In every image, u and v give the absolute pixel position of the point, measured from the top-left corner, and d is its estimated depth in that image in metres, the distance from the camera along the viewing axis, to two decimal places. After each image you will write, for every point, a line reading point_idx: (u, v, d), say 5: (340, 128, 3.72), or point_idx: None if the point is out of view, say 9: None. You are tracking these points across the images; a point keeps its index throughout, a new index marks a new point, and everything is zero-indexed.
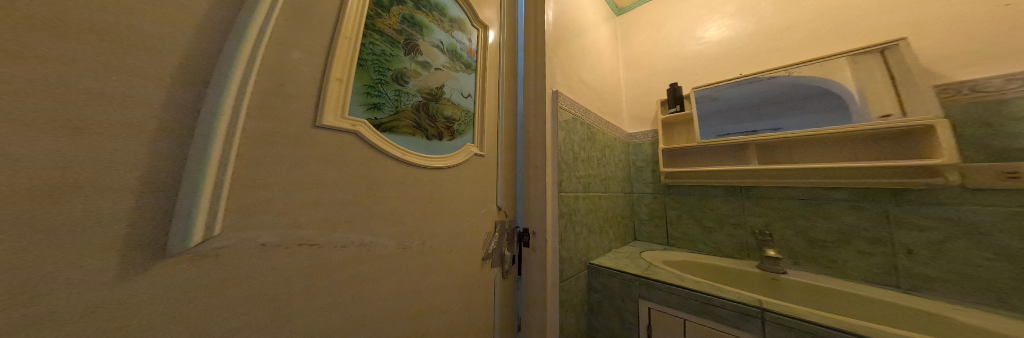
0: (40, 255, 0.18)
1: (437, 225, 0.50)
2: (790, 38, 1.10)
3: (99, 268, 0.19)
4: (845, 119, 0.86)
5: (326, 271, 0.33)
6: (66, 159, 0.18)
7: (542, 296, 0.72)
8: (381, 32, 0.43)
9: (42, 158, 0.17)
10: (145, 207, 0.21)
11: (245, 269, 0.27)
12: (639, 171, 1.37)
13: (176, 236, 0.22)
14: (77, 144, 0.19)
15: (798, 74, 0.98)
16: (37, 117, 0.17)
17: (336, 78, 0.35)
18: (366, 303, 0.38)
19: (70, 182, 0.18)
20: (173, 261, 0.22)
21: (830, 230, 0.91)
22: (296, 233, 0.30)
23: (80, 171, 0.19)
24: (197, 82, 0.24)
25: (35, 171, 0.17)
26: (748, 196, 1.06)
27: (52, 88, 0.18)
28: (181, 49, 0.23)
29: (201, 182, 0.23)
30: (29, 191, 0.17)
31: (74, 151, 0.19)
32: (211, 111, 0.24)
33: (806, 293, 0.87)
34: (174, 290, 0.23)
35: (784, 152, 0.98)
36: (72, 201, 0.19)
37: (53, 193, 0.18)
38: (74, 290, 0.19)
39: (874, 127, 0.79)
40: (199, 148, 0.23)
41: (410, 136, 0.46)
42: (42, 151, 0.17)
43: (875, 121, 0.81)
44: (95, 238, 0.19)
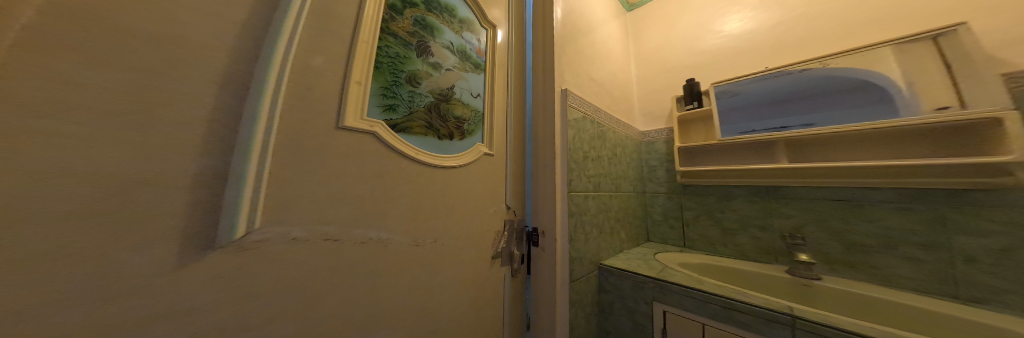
0: (115, 244, 0.20)
1: (448, 222, 0.51)
2: (821, 28, 1.03)
3: (159, 257, 0.21)
4: (890, 113, 0.79)
5: (348, 265, 0.35)
6: (136, 158, 0.20)
7: (552, 295, 0.72)
8: (395, 35, 0.45)
9: (114, 157, 0.20)
10: (198, 203, 0.23)
11: (279, 262, 0.29)
12: (653, 170, 1.33)
13: (222, 229, 0.24)
14: (143, 145, 0.21)
15: (833, 66, 0.91)
16: (111, 120, 0.20)
17: (355, 81, 0.37)
18: (383, 296, 0.40)
19: (137, 179, 0.20)
20: (218, 252, 0.24)
21: (874, 234, 0.83)
22: (321, 228, 0.32)
23: (147, 170, 0.21)
24: (239, 87, 0.25)
25: (111, 169, 0.19)
26: (777, 197, 1.00)
27: (124, 95, 0.20)
28: (224, 57, 0.25)
29: (243, 179, 0.25)
30: (107, 187, 0.19)
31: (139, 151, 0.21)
32: (251, 114, 0.26)
33: (849, 304, 0.81)
34: (220, 279, 0.24)
35: (819, 150, 0.91)
36: (140, 197, 0.21)
37: (127, 189, 0.20)
38: (140, 276, 0.21)
39: (928, 121, 0.71)
40: (241, 148, 0.25)
41: (423, 136, 0.48)
42: (116, 151, 0.20)
43: (928, 114, 0.73)
44: (155, 230, 0.21)
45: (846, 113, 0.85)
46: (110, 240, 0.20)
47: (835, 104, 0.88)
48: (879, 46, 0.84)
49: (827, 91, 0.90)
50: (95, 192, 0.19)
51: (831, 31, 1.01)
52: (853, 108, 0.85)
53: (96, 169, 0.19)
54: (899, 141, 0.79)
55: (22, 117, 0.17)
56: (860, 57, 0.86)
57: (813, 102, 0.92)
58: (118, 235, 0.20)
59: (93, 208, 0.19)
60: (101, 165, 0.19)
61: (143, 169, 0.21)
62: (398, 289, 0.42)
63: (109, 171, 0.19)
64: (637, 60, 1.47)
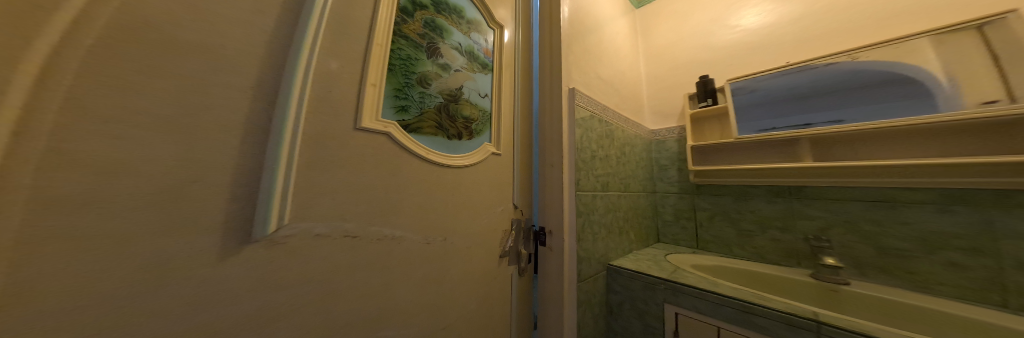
0: (164, 238, 0.21)
1: (458, 221, 0.53)
2: (846, 21, 0.99)
3: (203, 250, 0.23)
4: (927, 109, 0.74)
5: (365, 260, 0.37)
6: (184, 159, 0.22)
7: (559, 295, 0.72)
8: (406, 37, 0.47)
9: (169, 156, 0.21)
10: (236, 199, 0.25)
11: (305, 256, 0.31)
12: (663, 170, 1.31)
13: (257, 225, 0.26)
14: (191, 146, 0.23)
15: (862, 59, 0.86)
16: (164, 124, 0.21)
17: (371, 84, 0.39)
18: (396, 291, 0.41)
19: (188, 178, 0.22)
20: (254, 246, 0.26)
21: (910, 237, 0.78)
22: (342, 225, 0.34)
23: (195, 169, 0.23)
24: (269, 92, 0.27)
25: (167, 168, 0.21)
26: (799, 198, 0.95)
27: (173, 101, 0.22)
28: (257, 64, 0.27)
29: (275, 177, 0.27)
30: (160, 185, 0.21)
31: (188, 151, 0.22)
32: (282, 117, 0.28)
33: (879, 309, 0.76)
34: (255, 271, 0.27)
35: (847, 148, 0.86)
36: (188, 195, 0.22)
37: (177, 187, 0.22)
38: (187, 267, 0.23)
39: (971, 116, 0.66)
40: (273, 149, 0.27)
41: (433, 136, 0.49)
42: (167, 153, 0.21)
43: (971, 109, 0.69)
44: (201, 224, 0.23)
45: (876, 109, 0.81)
46: (164, 233, 0.21)
47: (864, 99, 0.83)
48: (916, 36, 0.79)
49: (855, 86, 0.86)
50: (153, 188, 0.21)
51: (858, 24, 0.97)
52: (885, 103, 0.80)
53: (154, 167, 0.21)
54: (938, 139, 0.74)
55: (95, 121, 0.18)
56: (893, 49, 0.81)
57: (839, 98, 0.88)
58: (171, 228, 0.22)
59: (153, 203, 0.21)
60: (158, 165, 0.21)
61: (193, 168, 0.23)
62: (411, 285, 0.44)
63: (164, 170, 0.21)
64: (647, 57, 1.44)
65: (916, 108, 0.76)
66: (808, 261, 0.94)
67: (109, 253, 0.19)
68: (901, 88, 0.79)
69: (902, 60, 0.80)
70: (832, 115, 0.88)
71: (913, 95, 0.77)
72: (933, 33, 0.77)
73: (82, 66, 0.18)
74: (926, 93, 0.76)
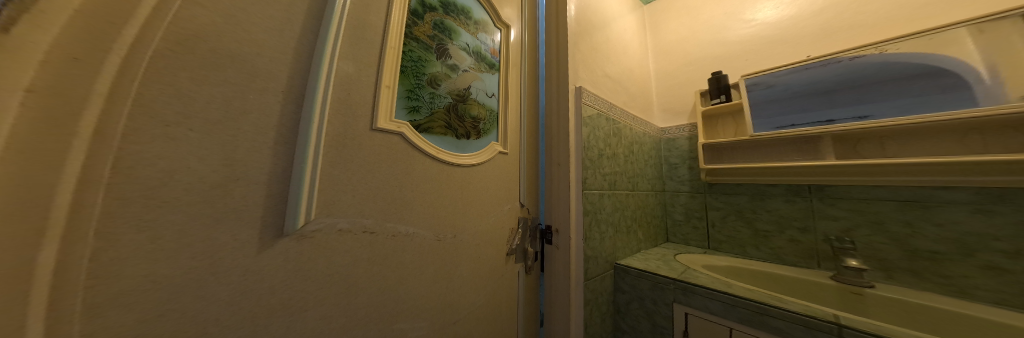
0: (211, 230, 0.24)
1: (467, 218, 0.55)
2: (871, 12, 0.95)
3: (246, 241, 0.26)
4: (963, 101, 0.70)
5: (382, 254, 0.40)
6: (230, 159, 0.25)
7: (566, 293, 0.73)
8: (417, 39, 0.49)
9: (218, 156, 0.24)
10: (272, 196, 0.28)
11: (329, 249, 0.33)
12: (673, 168, 1.29)
13: (288, 219, 0.28)
14: (235, 147, 0.25)
15: (889, 52, 0.82)
16: (213, 127, 0.24)
17: (385, 86, 0.42)
18: (410, 286, 0.44)
19: (231, 176, 0.25)
20: (287, 238, 0.29)
21: (942, 239, 0.74)
22: (361, 221, 0.37)
23: (238, 168, 0.25)
24: (297, 96, 0.30)
25: (215, 167, 0.24)
26: (822, 197, 0.92)
27: (219, 105, 0.24)
28: (285, 71, 0.29)
29: (303, 175, 0.29)
30: (209, 182, 0.23)
31: (232, 152, 0.25)
32: (309, 119, 0.30)
33: (903, 310, 0.73)
34: (289, 262, 0.29)
35: (874, 145, 0.82)
36: (232, 191, 0.25)
37: (223, 184, 0.24)
38: (235, 256, 0.25)
39: (1011, 109, 0.62)
40: (301, 149, 0.29)
41: (442, 136, 0.51)
42: (215, 152, 0.24)
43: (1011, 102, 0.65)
44: (243, 218, 0.26)
45: (903, 103, 0.78)
46: (214, 225, 0.24)
47: (891, 94, 0.80)
48: (949, 27, 0.76)
49: (884, 79, 0.82)
50: (205, 184, 0.23)
51: (883, 15, 0.93)
52: (919, 97, 0.76)
53: (203, 166, 0.23)
54: (980, 134, 0.70)
55: (156, 125, 0.21)
56: (926, 41, 0.78)
57: (866, 92, 0.84)
58: (219, 221, 0.24)
59: (205, 198, 0.23)
60: (208, 164, 0.23)
61: (236, 166, 0.25)
62: (423, 279, 0.46)
63: (212, 169, 0.24)
64: (657, 54, 1.42)
65: (951, 102, 0.72)
66: (828, 263, 0.91)
67: (168, 242, 0.22)
68: (931, 82, 0.76)
69: (934, 52, 0.77)
70: (856, 110, 0.85)
71: (947, 88, 0.74)
72: (968, 23, 0.73)
73: (145, 76, 0.20)
74: (960, 86, 0.72)
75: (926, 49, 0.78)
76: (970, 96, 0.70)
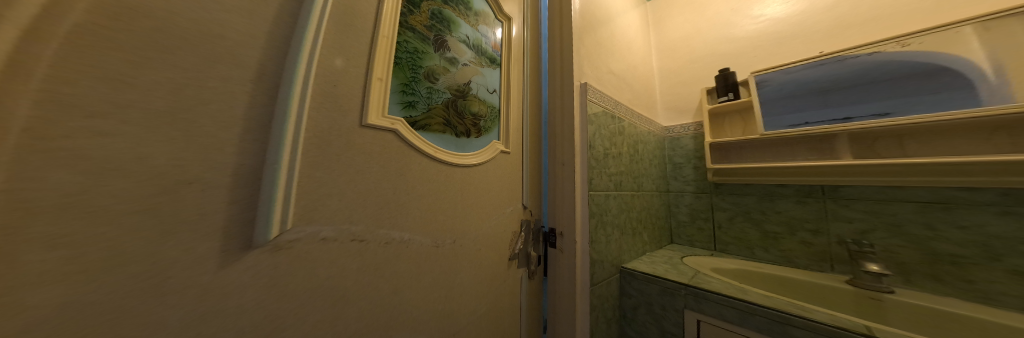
0: (152, 245, 0.20)
1: (466, 222, 0.51)
2: (887, 7, 0.92)
3: (203, 255, 0.22)
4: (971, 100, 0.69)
5: (374, 264, 0.36)
6: (179, 158, 0.21)
7: (571, 298, 0.69)
8: (413, 29, 0.45)
9: (165, 156, 0.20)
10: (236, 202, 0.24)
11: (310, 261, 0.29)
12: (677, 168, 1.25)
13: (259, 229, 0.25)
14: (188, 145, 0.21)
15: (896, 50, 0.80)
16: (156, 119, 0.19)
17: (377, 78, 0.38)
18: (405, 297, 0.40)
19: (183, 179, 0.21)
20: (257, 250, 0.25)
21: (966, 242, 0.72)
22: (349, 228, 0.33)
23: (191, 169, 0.21)
24: (270, 87, 0.26)
25: (161, 168, 0.20)
26: (835, 199, 0.89)
27: (167, 94, 0.20)
28: (255, 57, 0.25)
29: (276, 178, 0.25)
30: (153, 185, 0.19)
31: (184, 151, 0.21)
32: (282, 112, 0.26)
33: (927, 317, 0.69)
34: (260, 277, 0.25)
35: (892, 144, 0.79)
36: (184, 196, 0.21)
37: (171, 188, 0.20)
38: (188, 273, 0.21)
39: None
40: (274, 148, 0.25)
41: (441, 134, 0.47)
42: (161, 150, 0.20)
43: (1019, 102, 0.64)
44: (200, 228, 0.22)
45: (913, 102, 0.76)
46: (160, 239, 0.20)
47: (900, 92, 0.78)
48: (956, 25, 0.73)
49: (905, 75, 0.78)
50: (147, 191, 0.19)
51: (896, 10, 0.90)
52: (928, 95, 0.74)
53: (144, 167, 0.19)
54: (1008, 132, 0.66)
55: (76, 116, 0.16)
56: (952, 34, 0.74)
57: (880, 89, 0.81)
58: (167, 233, 0.20)
59: (146, 206, 0.19)
60: (152, 165, 0.19)
61: (190, 167, 0.21)
62: (420, 290, 0.42)
63: (156, 171, 0.19)
64: (660, 51, 1.39)
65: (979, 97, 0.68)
66: (842, 266, 0.88)
67: (95, 263, 0.17)
68: (939, 80, 0.74)
69: (942, 50, 0.75)
70: (865, 109, 0.82)
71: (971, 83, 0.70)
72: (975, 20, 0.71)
73: (57, 53, 0.16)
74: (966, 84, 0.71)
75: (951, 42, 0.74)
76: (998, 91, 0.67)
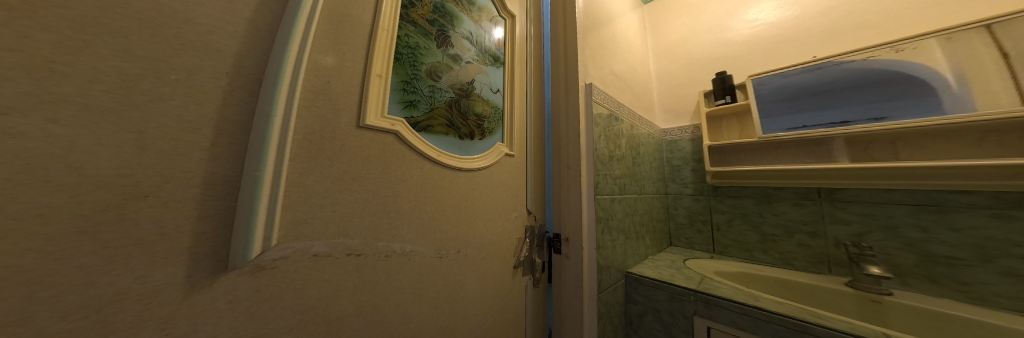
0: (89, 276, 0.15)
1: (471, 230, 0.47)
2: (881, 12, 0.93)
3: (164, 283, 0.18)
4: (937, 107, 0.73)
5: (372, 281, 0.32)
6: (131, 166, 0.16)
7: (579, 307, 0.67)
8: (415, 23, 0.42)
9: (107, 165, 0.16)
10: (207, 217, 0.20)
11: (299, 281, 0.25)
12: (676, 170, 1.25)
13: (236, 247, 0.21)
14: (141, 150, 0.17)
15: (872, 59, 0.83)
16: (98, 119, 0.15)
17: (376, 74, 0.34)
18: (406, 315, 0.36)
19: (135, 192, 0.17)
20: (233, 273, 0.21)
21: (959, 244, 0.73)
22: (344, 242, 0.29)
23: (148, 180, 0.17)
24: (251, 81, 0.22)
25: (102, 179, 0.16)
26: (832, 201, 0.90)
27: (117, 88, 0.16)
28: (232, 46, 0.21)
29: (258, 187, 0.21)
30: (93, 200, 0.15)
31: (137, 157, 0.17)
32: (266, 110, 0.22)
33: (926, 318, 0.71)
34: (239, 304, 0.21)
35: (886, 148, 0.80)
36: (138, 212, 0.17)
37: (120, 203, 0.16)
38: (142, 307, 0.17)
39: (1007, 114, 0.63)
40: (255, 153, 0.21)
41: (444, 135, 0.44)
42: (105, 156, 0.16)
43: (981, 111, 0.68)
44: (158, 252, 0.18)
45: (891, 106, 0.79)
46: (103, 269, 0.16)
47: (880, 97, 0.81)
48: (921, 37, 0.78)
49: (897, 79, 0.79)
50: (81, 208, 0.15)
51: (889, 16, 0.92)
52: (901, 100, 0.78)
53: (77, 179, 0.15)
54: (997, 137, 0.68)
55: None
56: (934, 42, 0.77)
57: (863, 94, 0.84)
58: (111, 261, 0.16)
59: (82, 227, 0.15)
60: (91, 175, 0.15)
61: (142, 177, 0.17)
62: (423, 306, 0.38)
63: (97, 183, 0.15)
64: (658, 54, 1.38)
65: (959, 104, 0.71)
66: (840, 268, 0.89)
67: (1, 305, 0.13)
68: (909, 86, 0.78)
69: (909, 59, 0.79)
70: (851, 113, 0.85)
71: (953, 90, 0.73)
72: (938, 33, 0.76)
73: None
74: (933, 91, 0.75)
75: (932, 49, 0.77)
76: (985, 97, 0.69)
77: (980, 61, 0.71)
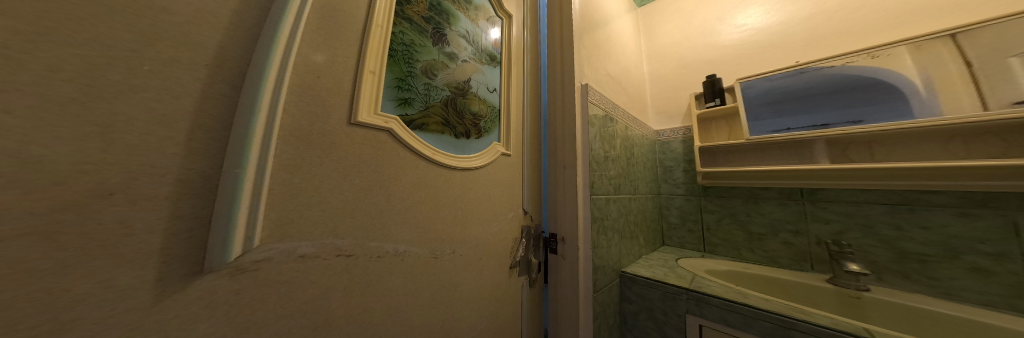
0: (40, 284, 0.14)
1: (467, 230, 0.47)
2: (861, 20, 0.97)
3: (131, 290, 0.16)
4: (906, 112, 0.77)
5: (363, 283, 0.30)
6: (95, 161, 0.15)
7: (575, 307, 0.67)
8: (410, 20, 0.40)
9: (67, 159, 0.14)
10: (182, 217, 0.18)
11: (284, 284, 0.24)
12: (668, 171, 1.27)
13: (214, 249, 0.19)
14: (106, 145, 0.15)
15: (848, 65, 0.87)
16: (53, 109, 0.14)
17: (369, 70, 0.33)
18: (400, 318, 0.35)
19: (98, 189, 0.15)
20: (211, 277, 0.19)
21: (930, 242, 0.77)
22: (333, 242, 0.28)
23: (113, 177, 0.15)
24: (235, 74, 0.21)
25: (60, 175, 0.14)
26: (814, 201, 0.93)
27: (81, 77, 0.15)
28: (214, 36, 0.20)
29: (239, 185, 0.20)
30: (47, 198, 0.14)
31: (101, 151, 0.15)
32: (249, 103, 0.21)
33: (901, 312, 0.74)
34: (217, 309, 0.20)
35: (863, 150, 0.83)
36: (101, 212, 0.15)
37: (79, 202, 0.14)
38: (104, 317, 0.15)
39: (973, 119, 0.67)
40: (236, 148, 0.20)
41: (440, 134, 0.43)
42: (64, 150, 0.14)
43: (946, 116, 0.71)
44: (125, 256, 0.16)
45: (867, 110, 0.82)
46: (60, 275, 0.14)
47: (857, 101, 0.84)
48: (892, 45, 0.82)
49: (871, 84, 0.83)
50: (34, 207, 0.13)
51: (869, 24, 0.96)
52: (876, 104, 0.81)
53: (29, 175, 0.13)
54: (963, 140, 0.72)
55: None
56: (904, 49, 0.80)
57: (841, 98, 0.87)
58: (68, 266, 0.14)
59: (33, 227, 0.13)
60: (46, 170, 0.13)
61: (108, 173, 0.15)
62: (417, 308, 0.37)
63: (53, 178, 0.14)
64: (651, 56, 1.41)
65: (927, 110, 0.74)
66: (822, 265, 0.92)
67: None
68: (882, 92, 0.81)
69: (880, 66, 0.83)
70: (832, 117, 0.87)
71: (921, 96, 0.76)
72: (908, 41, 0.80)
73: None
74: (904, 96, 0.78)
75: (901, 57, 0.81)
76: (949, 103, 0.73)
77: (945, 69, 0.75)
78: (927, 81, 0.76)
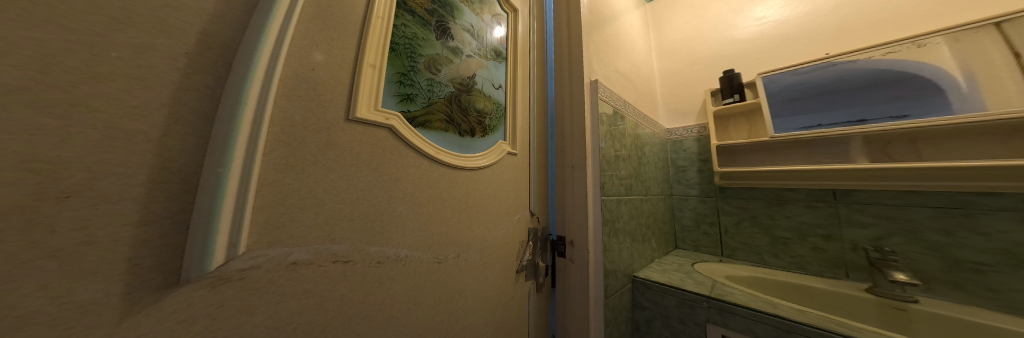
0: None
1: (471, 232, 0.44)
2: (897, 6, 0.89)
3: (93, 302, 0.15)
4: (944, 108, 0.71)
5: (362, 289, 0.29)
6: (45, 158, 0.13)
7: (585, 315, 0.63)
8: (412, 12, 0.39)
9: None
10: (155, 222, 0.17)
11: (272, 294, 0.22)
12: (681, 171, 1.21)
13: (192, 257, 0.18)
14: (64, 140, 0.14)
15: (878, 59, 0.80)
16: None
17: (369, 64, 0.32)
18: (403, 326, 0.33)
19: (53, 192, 0.14)
20: (188, 288, 0.18)
21: (988, 249, 0.70)
22: (329, 248, 0.26)
23: (73, 176, 0.14)
24: (219, 66, 0.19)
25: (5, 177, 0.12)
26: (848, 203, 0.86)
27: (31, 63, 0.13)
28: (195, 23, 0.19)
29: (222, 186, 0.19)
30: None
31: (57, 148, 0.14)
32: (234, 97, 0.19)
33: (954, 327, 0.67)
34: (195, 323, 0.18)
35: (905, 148, 0.76)
36: (55, 216, 0.14)
37: (26, 207, 0.13)
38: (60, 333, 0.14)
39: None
40: (218, 146, 0.18)
41: (443, 132, 0.41)
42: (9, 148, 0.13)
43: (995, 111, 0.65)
44: (86, 265, 0.14)
45: (905, 105, 0.75)
46: (6, 289, 0.13)
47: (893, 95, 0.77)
48: (929, 36, 0.75)
49: (909, 77, 0.76)
50: None
51: (906, 11, 0.88)
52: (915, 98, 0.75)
53: None
54: None
55: None
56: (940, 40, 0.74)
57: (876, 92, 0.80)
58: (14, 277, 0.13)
59: None
60: None
61: (65, 173, 0.14)
62: (419, 315, 0.35)
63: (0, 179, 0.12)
64: (661, 52, 1.35)
65: (968, 104, 0.68)
66: (858, 273, 0.85)
67: None
68: (920, 85, 0.75)
69: (914, 58, 0.76)
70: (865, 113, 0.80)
71: (962, 91, 0.70)
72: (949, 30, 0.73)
73: None
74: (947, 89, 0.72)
75: (940, 50, 0.73)
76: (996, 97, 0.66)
77: (988, 61, 0.69)
78: (970, 74, 0.70)
